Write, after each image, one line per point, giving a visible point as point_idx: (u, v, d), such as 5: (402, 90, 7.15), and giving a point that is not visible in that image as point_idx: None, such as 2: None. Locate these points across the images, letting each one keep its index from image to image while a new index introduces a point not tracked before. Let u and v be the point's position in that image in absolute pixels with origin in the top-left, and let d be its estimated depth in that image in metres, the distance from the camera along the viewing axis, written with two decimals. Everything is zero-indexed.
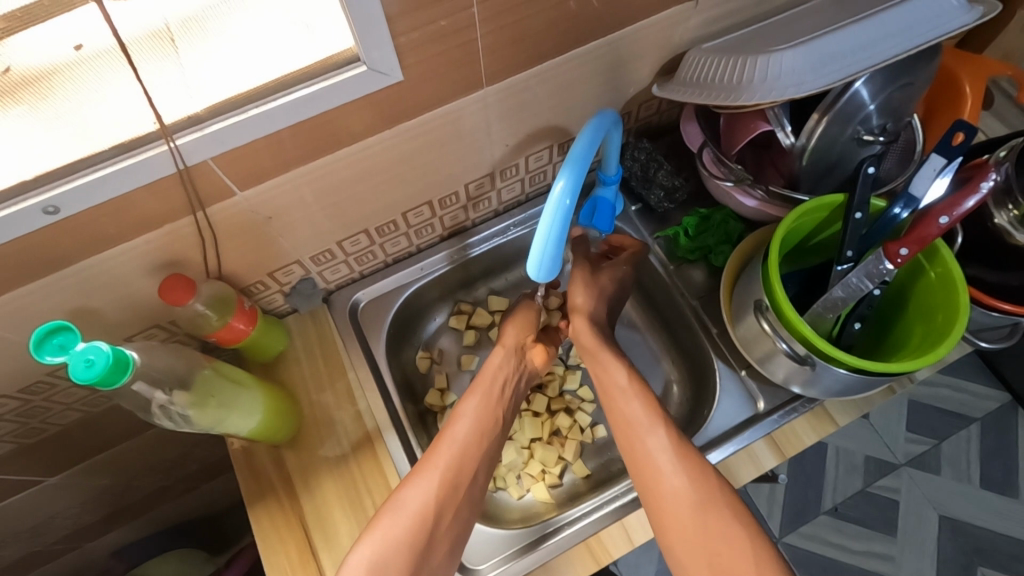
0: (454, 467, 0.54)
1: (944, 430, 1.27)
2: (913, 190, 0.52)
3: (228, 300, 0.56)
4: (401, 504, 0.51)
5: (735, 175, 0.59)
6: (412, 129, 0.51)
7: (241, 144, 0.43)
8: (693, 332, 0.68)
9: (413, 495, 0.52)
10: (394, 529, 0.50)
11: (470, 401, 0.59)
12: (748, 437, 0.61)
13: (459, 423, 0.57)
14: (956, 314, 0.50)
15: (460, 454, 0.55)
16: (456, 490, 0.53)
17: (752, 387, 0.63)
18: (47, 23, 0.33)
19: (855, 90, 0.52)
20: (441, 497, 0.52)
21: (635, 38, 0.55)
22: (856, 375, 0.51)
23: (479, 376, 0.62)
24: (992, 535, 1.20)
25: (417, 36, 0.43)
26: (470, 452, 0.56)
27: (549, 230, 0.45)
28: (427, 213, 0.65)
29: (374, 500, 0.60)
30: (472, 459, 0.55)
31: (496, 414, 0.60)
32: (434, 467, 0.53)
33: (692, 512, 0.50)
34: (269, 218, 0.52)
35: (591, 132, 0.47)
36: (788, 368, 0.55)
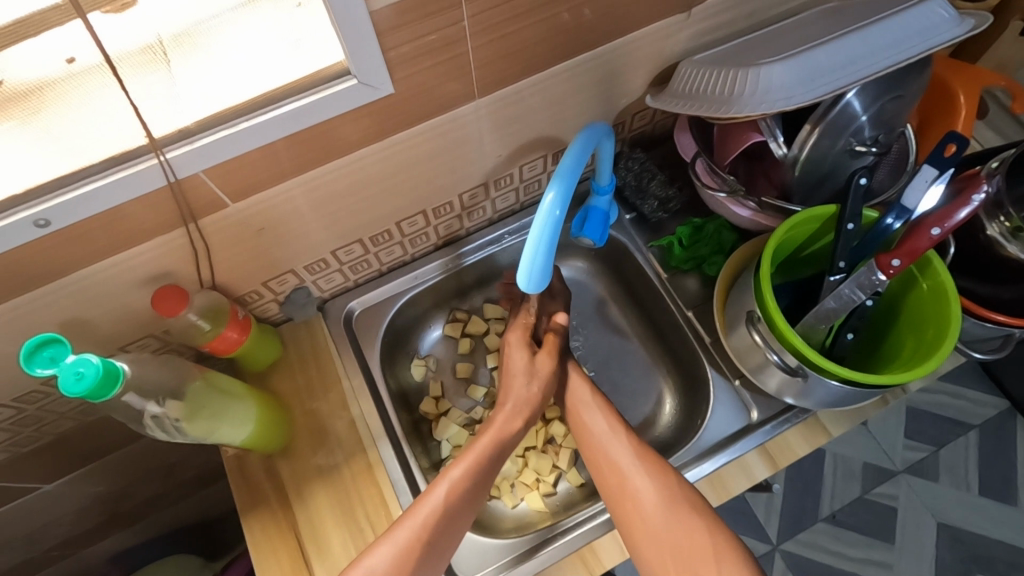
0: (431, 537, 0.50)
1: (942, 437, 1.27)
2: (906, 201, 0.52)
3: (221, 310, 0.56)
4: (366, 571, 0.48)
5: (728, 185, 0.59)
6: (405, 140, 0.51)
7: (232, 157, 0.43)
8: (687, 342, 0.68)
9: (380, 561, 0.48)
10: None
11: (461, 467, 0.54)
12: (741, 447, 0.61)
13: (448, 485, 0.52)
14: (947, 326, 0.50)
15: (440, 524, 0.50)
16: (427, 556, 0.49)
17: (746, 396, 0.63)
18: (38, 38, 0.33)
19: (847, 102, 0.52)
20: (409, 562, 0.48)
21: (627, 50, 0.55)
22: (848, 387, 0.51)
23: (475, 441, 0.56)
24: (991, 543, 1.19)
25: (408, 49, 0.43)
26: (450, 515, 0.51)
27: (539, 241, 0.45)
28: (421, 223, 0.65)
29: (363, 499, 0.60)
30: (451, 531, 0.51)
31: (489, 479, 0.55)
32: (409, 534, 0.49)
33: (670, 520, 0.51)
34: (262, 229, 0.52)
35: (581, 144, 0.47)
36: (781, 379, 0.55)
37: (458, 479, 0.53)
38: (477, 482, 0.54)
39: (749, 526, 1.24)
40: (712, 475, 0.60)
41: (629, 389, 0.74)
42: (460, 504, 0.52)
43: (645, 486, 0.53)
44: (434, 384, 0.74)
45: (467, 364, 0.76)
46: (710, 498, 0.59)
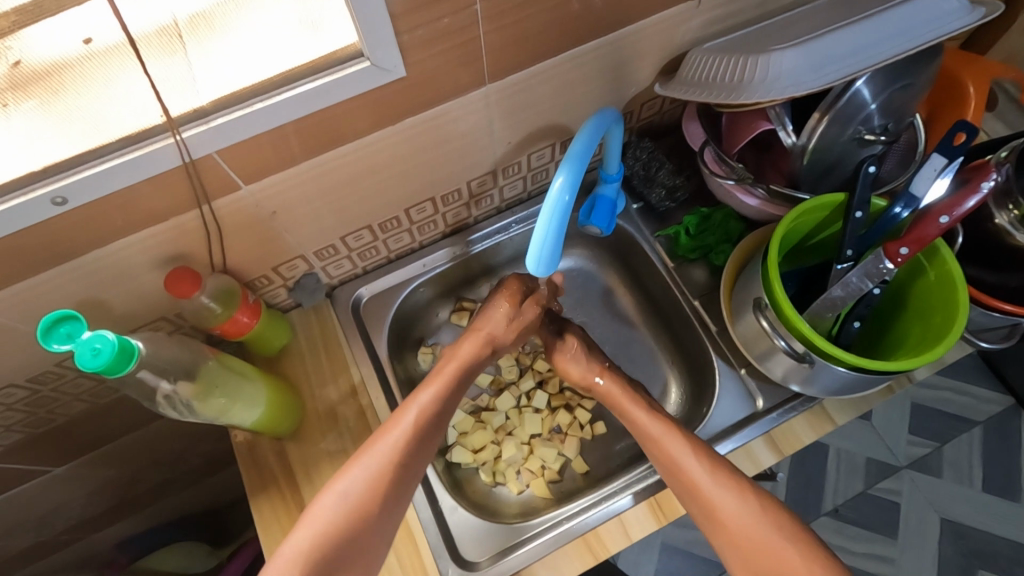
0: (402, 455, 0.52)
1: (946, 433, 1.27)
2: (914, 189, 0.53)
3: (233, 293, 0.56)
4: (341, 492, 0.50)
5: (737, 173, 0.59)
6: (416, 126, 0.52)
7: (246, 139, 0.43)
8: (693, 331, 0.69)
9: (354, 484, 0.50)
10: (328, 514, 0.49)
11: (428, 390, 0.57)
12: (747, 435, 0.61)
13: (418, 406, 0.55)
14: (955, 314, 0.50)
15: (409, 439, 0.53)
16: (400, 477, 0.52)
17: (752, 385, 0.64)
18: (57, 18, 0.34)
19: (856, 89, 0.52)
20: (383, 484, 0.50)
21: (637, 37, 0.56)
22: (853, 374, 0.52)
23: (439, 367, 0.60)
24: (993, 538, 1.19)
25: (421, 33, 0.43)
26: (424, 433, 0.54)
27: (549, 224, 0.45)
28: (429, 210, 0.66)
29: None
30: (422, 449, 0.54)
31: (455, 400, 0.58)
32: (381, 455, 0.52)
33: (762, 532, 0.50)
34: (273, 212, 0.53)
35: (592, 130, 0.47)
36: (787, 366, 0.56)
37: (427, 404, 0.55)
38: (445, 405, 0.57)
39: None
40: None
41: (636, 378, 0.74)
42: (430, 424, 0.55)
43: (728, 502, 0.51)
44: None
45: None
46: None
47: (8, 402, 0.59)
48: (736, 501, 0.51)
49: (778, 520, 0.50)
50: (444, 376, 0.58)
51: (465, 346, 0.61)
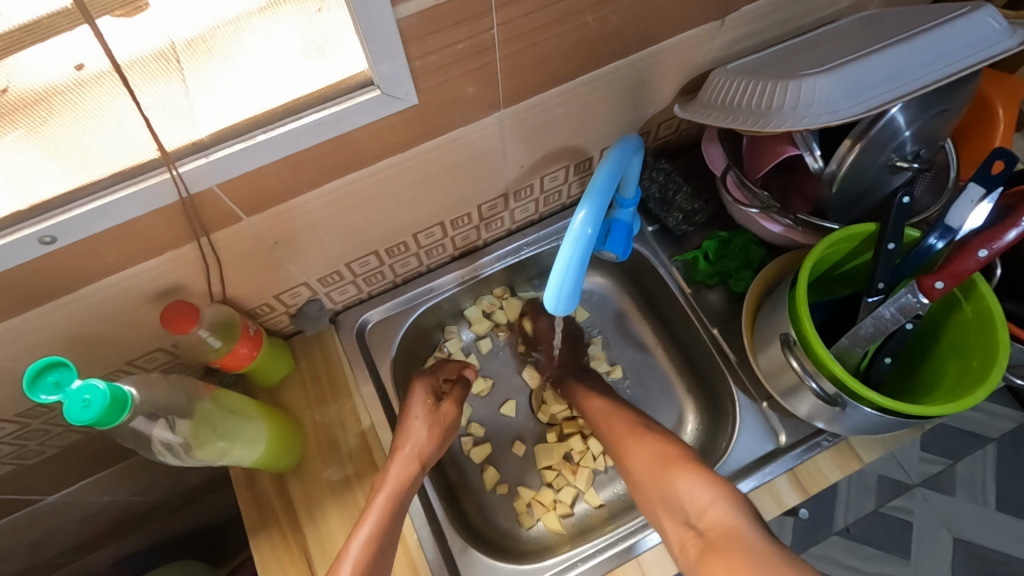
0: None
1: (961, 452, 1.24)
2: (950, 221, 0.50)
3: (232, 325, 0.54)
4: None
5: (761, 201, 0.56)
6: (427, 152, 0.49)
7: (248, 171, 0.41)
8: (712, 361, 0.66)
9: None
10: None
11: (363, 526, 0.52)
12: (769, 472, 0.58)
13: (351, 550, 0.50)
14: (995, 354, 0.48)
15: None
16: None
17: (774, 419, 0.61)
18: (45, 44, 0.31)
19: (891, 117, 0.49)
20: None
21: (658, 58, 0.53)
22: (886, 415, 0.49)
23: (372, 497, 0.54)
24: (1009, 559, 1.17)
25: (435, 59, 0.40)
26: (368, 570, 0.49)
27: (569, 262, 0.43)
28: (438, 234, 0.63)
29: None
30: None
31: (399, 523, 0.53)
32: None
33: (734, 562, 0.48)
34: (276, 242, 0.50)
35: (614, 161, 0.44)
36: (815, 404, 0.53)
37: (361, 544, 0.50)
38: (385, 537, 0.52)
39: None
40: None
41: (651, 408, 0.72)
42: (373, 557, 0.50)
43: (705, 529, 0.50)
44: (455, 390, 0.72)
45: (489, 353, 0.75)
46: None
47: None
48: (729, 533, 0.48)
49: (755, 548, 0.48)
50: (380, 498, 0.53)
51: (398, 462, 0.56)
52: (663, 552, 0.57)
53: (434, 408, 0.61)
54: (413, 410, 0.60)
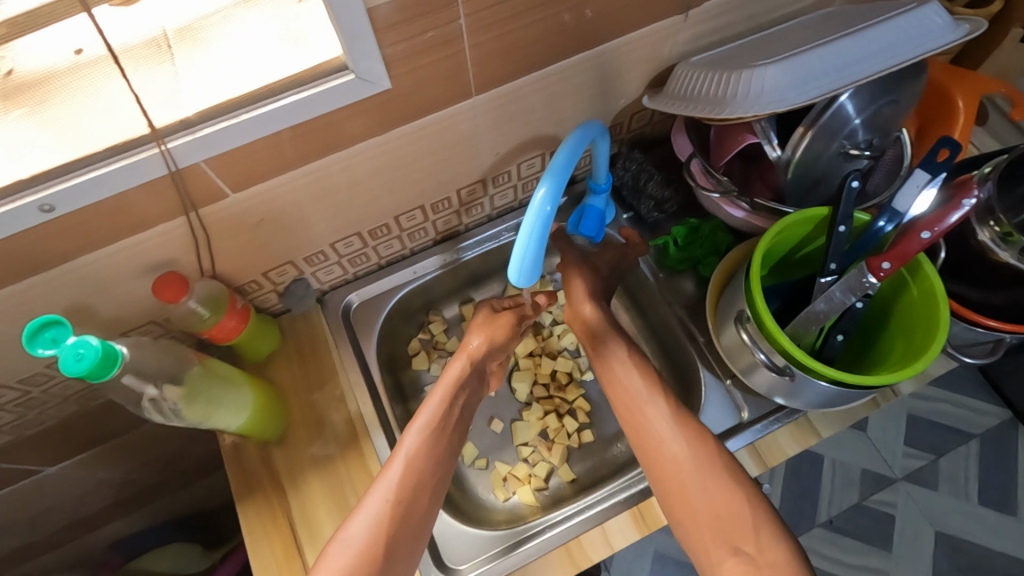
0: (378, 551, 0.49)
1: (941, 445, 1.26)
2: (897, 205, 0.53)
3: (221, 299, 0.57)
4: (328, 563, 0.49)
5: (723, 187, 0.59)
6: (402, 136, 0.52)
7: (231, 148, 0.44)
8: (681, 341, 0.69)
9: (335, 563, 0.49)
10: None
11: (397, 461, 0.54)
12: (730, 446, 0.61)
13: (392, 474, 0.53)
14: (936, 330, 0.51)
15: (419, 463, 0.54)
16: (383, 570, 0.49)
17: (737, 396, 0.64)
18: (46, 31, 0.34)
19: (840, 104, 0.52)
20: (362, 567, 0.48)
21: (624, 50, 0.56)
22: (835, 388, 0.52)
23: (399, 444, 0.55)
24: (989, 552, 1.19)
25: (405, 47, 0.44)
26: (420, 472, 0.54)
27: (529, 236, 0.46)
28: (419, 217, 0.66)
29: (355, 486, 0.61)
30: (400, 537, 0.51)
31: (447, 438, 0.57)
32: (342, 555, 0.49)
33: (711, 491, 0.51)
34: (261, 221, 0.53)
35: (574, 143, 0.48)
36: (770, 378, 0.56)
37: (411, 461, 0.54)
38: (425, 465, 0.54)
39: None
40: None
41: None
42: (422, 468, 0.54)
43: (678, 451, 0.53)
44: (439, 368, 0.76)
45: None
46: None
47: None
48: (696, 460, 0.52)
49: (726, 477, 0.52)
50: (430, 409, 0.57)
51: (450, 379, 0.60)
52: (626, 520, 0.59)
53: (490, 323, 0.63)
54: (473, 330, 0.64)
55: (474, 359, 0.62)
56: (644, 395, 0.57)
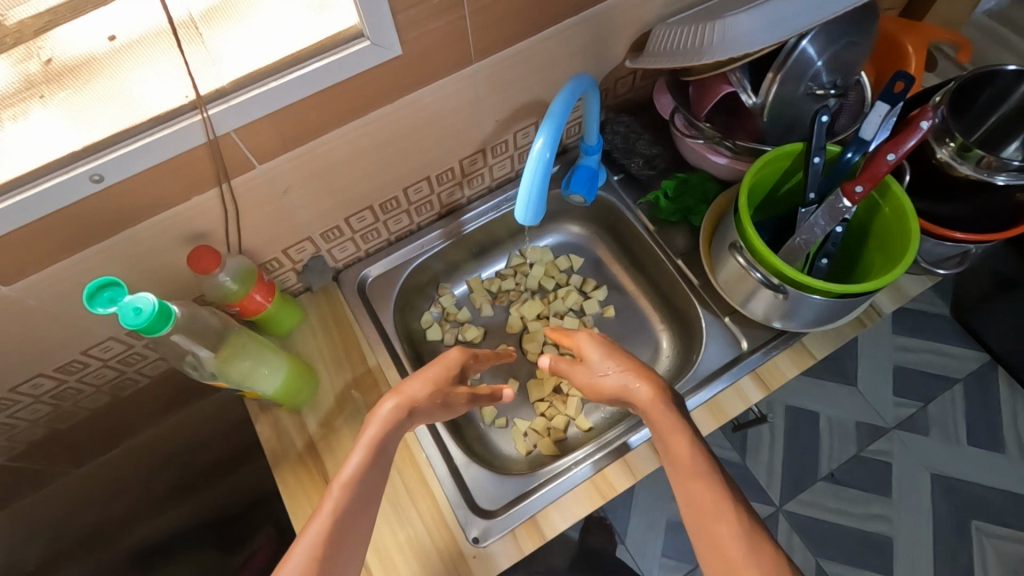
0: None
1: (929, 393, 1.33)
2: (863, 134, 0.58)
3: (249, 274, 0.60)
4: None
5: (705, 134, 0.66)
6: (410, 103, 0.57)
7: (261, 115, 0.48)
8: (679, 288, 0.74)
9: None
10: None
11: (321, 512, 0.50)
12: (735, 375, 0.66)
13: (310, 537, 0.49)
14: (909, 240, 0.56)
15: (346, 515, 0.50)
16: None
17: (735, 329, 0.69)
18: (86, 17, 0.38)
19: (804, 48, 0.57)
20: None
21: (607, 16, 0.61)
22: (824, 302, 0.57)
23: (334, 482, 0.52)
24: (983, 489, 1.25)
25: (414, 15, 0.48)
26: (344, 519, 0.50)
27: (532, 181, 0.51)
28: (426, 189, 0.70)
29: None
30: None
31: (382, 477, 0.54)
32: None
33: None
34: (283, 193, 0.57)
35: (567, 94, 0.52)
36: (766, 301, 0.61)
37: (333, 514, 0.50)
38: (352, 514, 0.51)
39: (754, 491, 1.27)
40: (709, 401, 0.65)
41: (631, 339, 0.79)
42: (341, 527, 0.50)
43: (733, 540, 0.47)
44: (452, 335, 0.80)
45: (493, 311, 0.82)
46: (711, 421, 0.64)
47: (36, 393, 0.62)
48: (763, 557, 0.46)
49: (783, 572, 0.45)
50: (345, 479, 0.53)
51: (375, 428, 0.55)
52: (648, 450, 0.64)
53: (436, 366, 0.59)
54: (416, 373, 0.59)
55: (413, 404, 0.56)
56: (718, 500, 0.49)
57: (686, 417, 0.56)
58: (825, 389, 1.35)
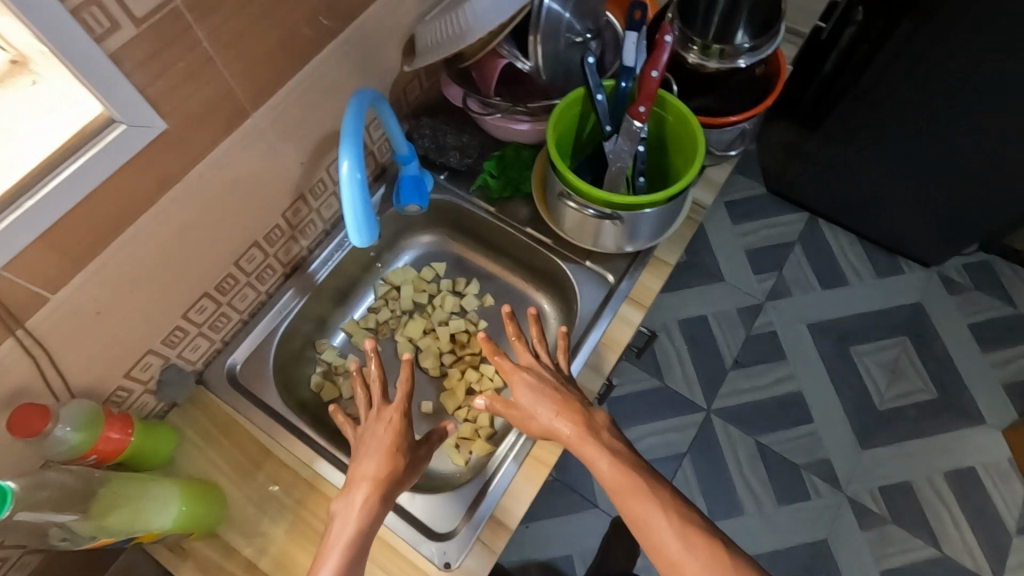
0: None
1: (779, 260, 1.51)
2: (626, 63, 0.65)
3: (94, 415, 0.54)
4: None
5: (499, 108, 0.70)
6: (202, 173, 0.54)
7: (28, 242, 0.43)
8: (536, 251, 0.77)
9: None
10: None
11: None
12: (613, 306, 0.71)
13: None
14: (696, 137, 0.64)
15: None
16: None
17: (598, 267, 0.73)
18: None
19: (548, 6, 0.62)
20: None
21: (367, 29, 0.62)
22: (653, 214, 0.63)
23: None
24: (846, 319, 1.45)
25: (164, 83, 0.46)
26: None
27: (352, 203, 0.50)
28: (258, 256, 0.67)
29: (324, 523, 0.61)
30: None
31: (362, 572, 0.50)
32: None
33: None
34: (98, 312, 0.51)
35: (353, 109, 0.53)
36: (611, 231, 0.66)
37: None
38: None
39: (683, 405, 1.37)
40: (604, 336, 0.69)
41: (517, 316, 0.82)
42: None
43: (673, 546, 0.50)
44: (348, 384, 0.77)
45: (381, 344, 0.81)
46: (613, 354, 0.68)
47: None
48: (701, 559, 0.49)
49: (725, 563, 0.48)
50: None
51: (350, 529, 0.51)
52: None
53: (386, 437, 0.55)
54: (365, 446, 0.55)
55: (378, 485, 0.53)
56: (651, 517, 0.51)
57: (612, 434, 0.57)
58: (700, 291, 1.48)
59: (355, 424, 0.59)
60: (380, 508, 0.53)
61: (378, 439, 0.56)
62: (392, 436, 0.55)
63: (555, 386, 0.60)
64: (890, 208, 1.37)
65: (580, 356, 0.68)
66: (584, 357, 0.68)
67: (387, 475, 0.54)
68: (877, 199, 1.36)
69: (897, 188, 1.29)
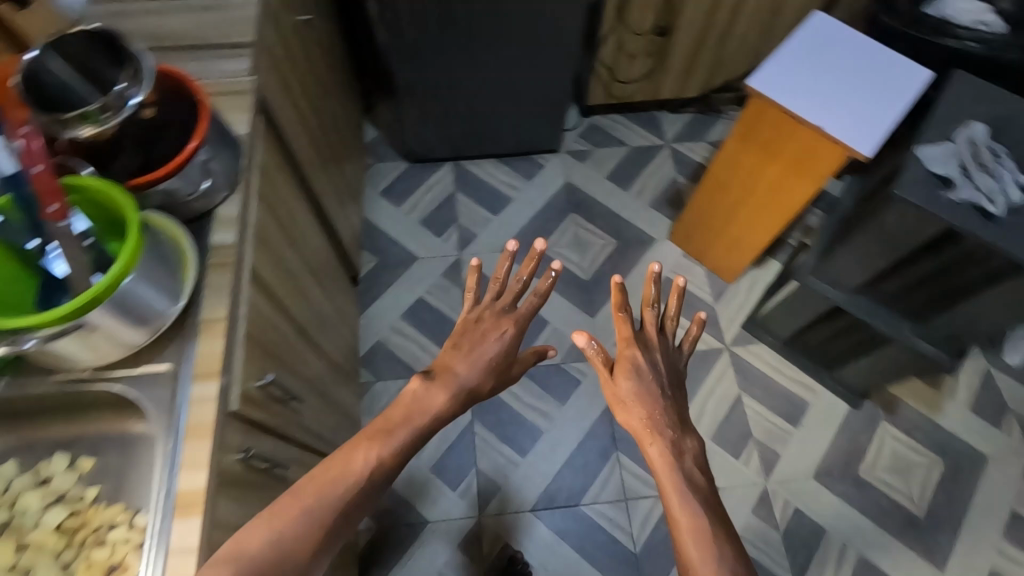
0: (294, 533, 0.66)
1: (450, 219, 1.85)
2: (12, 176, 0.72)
3: None
4: (247, 544, 0.64)
5: None
6: None
7: None
8: (79, 391, 0.78)
9: (265, 535, 0.65)
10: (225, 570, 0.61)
11: (344, 467, 0.75)
12: (184, 391, 0.73)
13: (278, 506, 0.68)
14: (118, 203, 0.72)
15: (320, 513, 0.70)
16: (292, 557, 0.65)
17: (149, 364, 0.76)
18: None
19: None
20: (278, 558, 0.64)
21: None
22: (128, 294, 0.67)
23: (343, 457, 0.76)
24: None
25: None
26: (325, 505, 0.71)
27: None
28: None
29: None
30: (314, 525, 0.69)
31: (383, 465, 0.79)
32: (260, 529, 0.65)
33: (688, 530, 0.76)
34: None
35: None
36: (108, 328, 0.68)
37: (370, 456, 0.77)
38: (356, 486, 0.74)
39: None
40: (189, 422, 0.71)
41: (110, 463, 0.85)
42: (316, 518, 0.69)
43: (677, 508, 0.79)
44: None
45: None
46: (204, 437, 0.71)
47: None
48: (697, 517, 0.77)
49: (707, 530, 0.76)
50: (366, 431, 0.82)
51: (470, 352, 0.95)
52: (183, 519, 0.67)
53: (449, 378, 0.92)
54: (426, 378, 0.91)
55: (447, 375, 0.92)
56: (671, 488, 0.81)
57: (670, 451, 0.85)
58: (406, 275, 1.75)
59: (454, 351, 0.96)
60: (425, 395, 0.89)
61: (457, 371, 0.93)
62: (474, 363, 0.94)
63: (651, 391, 0.92)
64: (486, 144, 1.91)
65: (178, 456, 0.70)
66: (179, 456, 0.70)
67: (443, 388, 0.90)
68: (499, 114, 1.80)
69: (500, 108, 1.77)
